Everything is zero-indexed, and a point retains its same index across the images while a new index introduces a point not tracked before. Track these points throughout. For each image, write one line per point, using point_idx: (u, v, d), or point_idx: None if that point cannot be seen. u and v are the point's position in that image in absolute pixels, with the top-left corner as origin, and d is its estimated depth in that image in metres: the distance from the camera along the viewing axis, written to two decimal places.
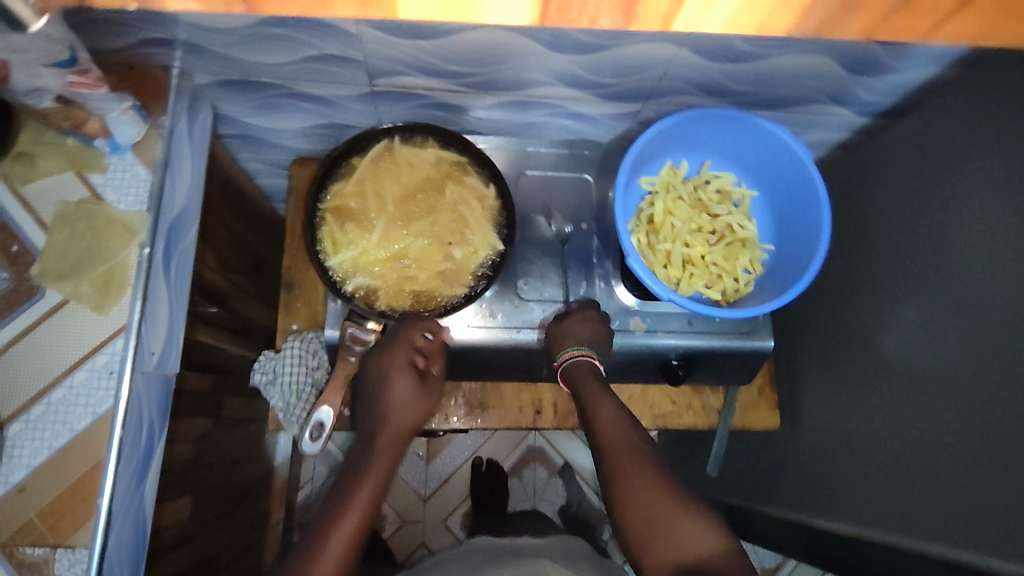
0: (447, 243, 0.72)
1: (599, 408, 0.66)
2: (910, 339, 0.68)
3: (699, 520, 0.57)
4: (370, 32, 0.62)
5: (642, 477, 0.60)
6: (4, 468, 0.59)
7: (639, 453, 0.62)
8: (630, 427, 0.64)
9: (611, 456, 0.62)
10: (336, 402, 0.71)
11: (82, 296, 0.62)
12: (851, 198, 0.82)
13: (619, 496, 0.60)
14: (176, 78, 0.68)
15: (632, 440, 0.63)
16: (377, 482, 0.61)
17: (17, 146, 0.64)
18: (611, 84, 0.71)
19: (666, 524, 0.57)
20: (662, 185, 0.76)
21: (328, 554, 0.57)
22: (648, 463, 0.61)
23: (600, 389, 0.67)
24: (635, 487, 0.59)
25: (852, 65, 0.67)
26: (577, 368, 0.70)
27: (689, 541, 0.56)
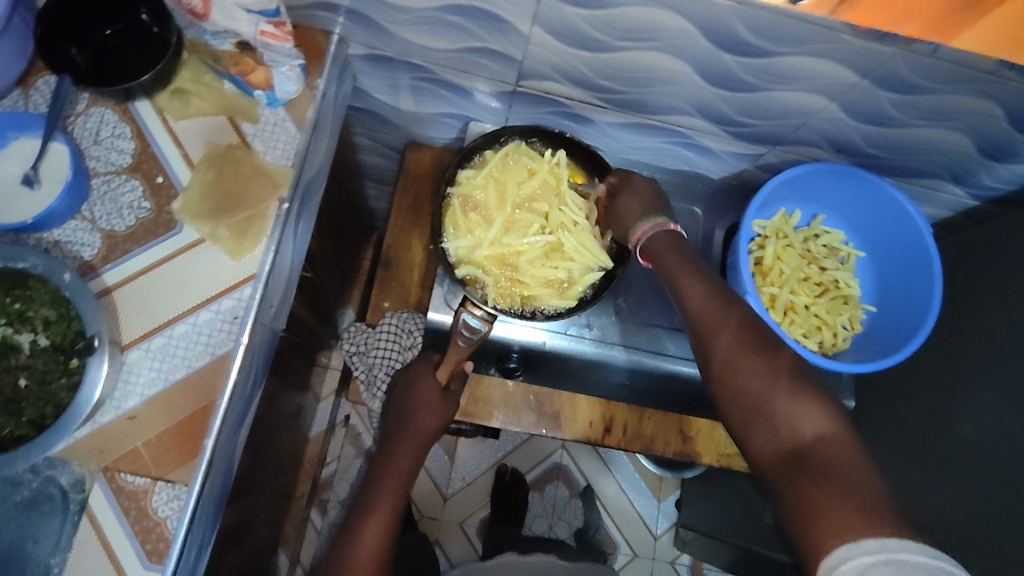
0: (566, 249, 0.73)
1: (691, 293, 0.61)
2: (1004, 419, 0.71)
3: (803, 399, 0.52)
4: (540, 35, 0.62)
5: (749, 358, 0.55)
6: (118, 393, 0.59)
7: (749, 334, 0.57)
8: (731, 309, 0.59)
9: (708, 346, 0.58)
10: (429, 424, 0.72)
11: (219, 239, 0.63)
12: (958, 276, 0.84)
13: (723, 381, 0.56)
14: (335, 45, 0.69)
15: (736, 321, 0.58)
16: (402, 475, 0.69)
17: (176, 81, 0.65)
18: (747, 125, 0.73)
19: (773, 409, 0.53)
20: (773, 230, 0.79)
21: (363, 544, 0.63)
22: (759, 348, 0.56)
23: (682, 268, 0.63)
24: (731, 358, 0.56)
25: (985, 148, 0.70)
26: (664, 250, 0.65)
27: (798, 421, 0.51)
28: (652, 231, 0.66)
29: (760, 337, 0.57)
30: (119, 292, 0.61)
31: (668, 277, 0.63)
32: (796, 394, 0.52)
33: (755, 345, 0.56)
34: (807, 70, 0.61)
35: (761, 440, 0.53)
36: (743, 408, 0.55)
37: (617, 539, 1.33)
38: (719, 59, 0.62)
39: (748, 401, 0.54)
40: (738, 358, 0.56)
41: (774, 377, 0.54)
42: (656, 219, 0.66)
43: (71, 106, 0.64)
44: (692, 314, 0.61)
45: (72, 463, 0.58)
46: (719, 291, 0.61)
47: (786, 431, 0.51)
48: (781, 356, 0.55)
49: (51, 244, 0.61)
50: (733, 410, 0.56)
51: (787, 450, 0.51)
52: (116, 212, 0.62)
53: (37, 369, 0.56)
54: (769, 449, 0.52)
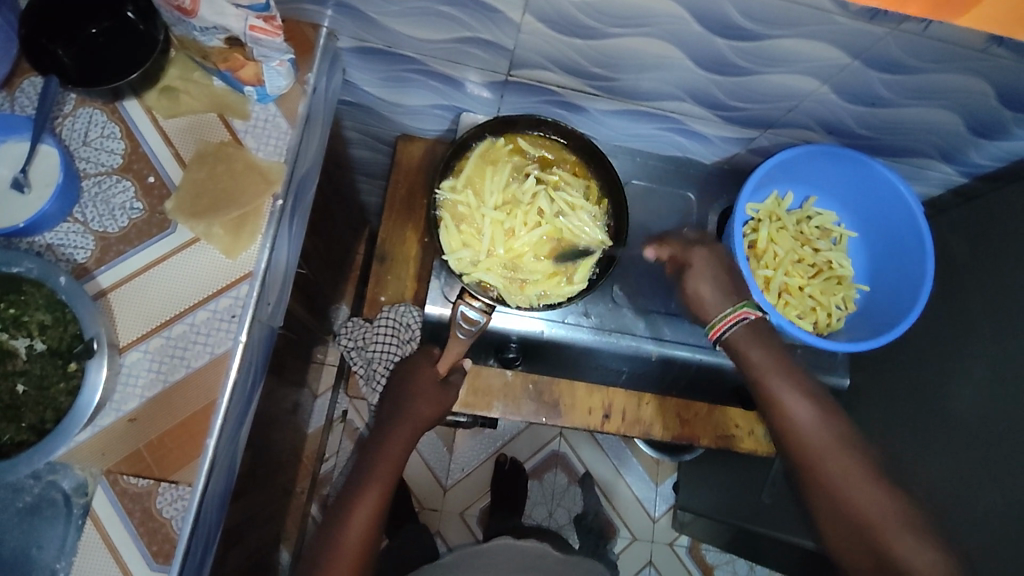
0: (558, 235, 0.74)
1: (796, 407, 0.65)
2: (996, 393, 0.72)
3: (912, 536, 0.58)
4: (532, 24, 0.62)
5: (864, 486, 0.61)
6: (117, 396, 0.59)
7: (843, 451, 0.63)
8: (837, 433, 0.64)
9: (814, 463, 0.63)
10: (424, 410, 0.72)
11: (213, 238, 0.62)
12: (948, 253, 0.85)
13: (829, 497, 0.62)
14: (324, 39, 0.68)
15: (843, 442, 0.63)
16: (394, 462, 0.69)
17: (164, 79, 0.64)
18: (739, 109, 0.73)
19: (880, 537, 0.59)
20: (767, 213, 0.79)
21: (352, 528, 0.64)
22: (861, 466, 0.62)
23: (782, 376, 0.66)
24: (836, 477, 0.62)
25: (975, 126, 0.70)
26: (750, 348, 0.67)
27: (907, 557, 0.57)
28: (730, 325, 0.67)
29: (856, 456, 0.63)
30: (115, 294, 0.60)
31: (755, 378, 0.67)
32: (903, 528, 0.59)
33: (866, 474, 0.62)
34: (799, 53, 0.61)
35: (861, 562, 0.60)
36: (850, 528, 0.60)
37: (617, 524, 1.34)
38: (711, 44, 0.62)
39: (851, 524, 0.60)
40: (851, 485, 0.61)
41: (877, 503, 0.60)
42: (740, 308, 0.67)
43: (58, 107, 0.63)
44: (792, 429, 0.65)
45: (74, 467, 0.58)
46: (827, 410, 0.65)
47: (890, 559, 0.58)
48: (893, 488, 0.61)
49: (43, 248, 0.60)
50: (839, 531, 0.61)
51: (885, 574, 0.58)
52: (109, 213, 0.62)
53: (35, 373, 0.56)
54: (868, 569, 0.59)
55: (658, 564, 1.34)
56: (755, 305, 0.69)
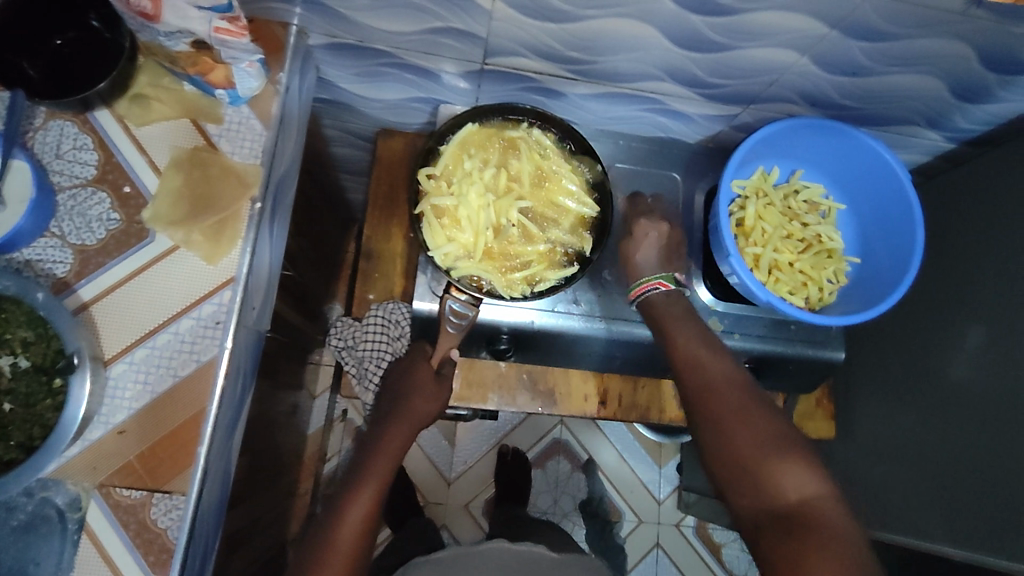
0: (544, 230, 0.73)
1: (691, 346, 0.66)
2: (994, 357, 0.72)
3: (793, 460, 0.58)
4: (503, 11, 0.61)
5: (743, 418, 0.61)
6: (105, 409, 0.59)
7: (729, 382, 0.64)
8: (726, 369, 0.65)
9: (702, 391, 0.64)
10: (428, 409, 0.72)
11: (193, 245, 0.62)
12: (939, 219, 0.84)
13: (721, 426, 0.62)
14: (294, 37, 0.67)
15: (732, 378, 0.64)
16: (391, 457, 0.68)
17: (134, 87, 0.63)
18: (720, 86, 0.72)
19: (761, 467, 0.58)
20: (752, 189, 0.78)
21: (346, 524, 0.62)
22: (758, 406, 0.62)
23: (683, 323, 0.68)
24: (726, 409, 0.62)
25: (959, 90, 0.69)
26: (663, 306, 0.70)
27: (786, 483, 0.57)
28: (649, 291, 0.71)
29: (747, 399, 0.62)
30: (97, 306, 0.60)
31: (662, 326, 0.69)
32: (786, 453, 0.59)
33: (747, 405, 0.62)
34: (775, 25, 0.60)
35: (748, 498, 0.59)
36: (734, 462, 0.60)
37: (622, 507, 1.34)
38: (687, 21, 0.61)
39: (738, 458, 0.60)
40: (730, 417, 0.61)
41: (764, 436, 0.60)
42: (658, 278, 0.71)
43: (28, 121, 0.62)
44: (691, 367, 0.65)
45: (67, 483, 0.57)
46: (719, 352, 0.66)
47: (773, 485, 0.58)
48: (766, 419, 0.61)
49: (23, 264, 0.59)
50: (725, 468, 0.61)
51: (770, 503, 0.58)
52: (86, 226, 0.61)
53: (21, 392, 0.55)
54: (754, 503, 0.59)
55: (666, 545, 1.34)
56: (675, 280, 0.72)
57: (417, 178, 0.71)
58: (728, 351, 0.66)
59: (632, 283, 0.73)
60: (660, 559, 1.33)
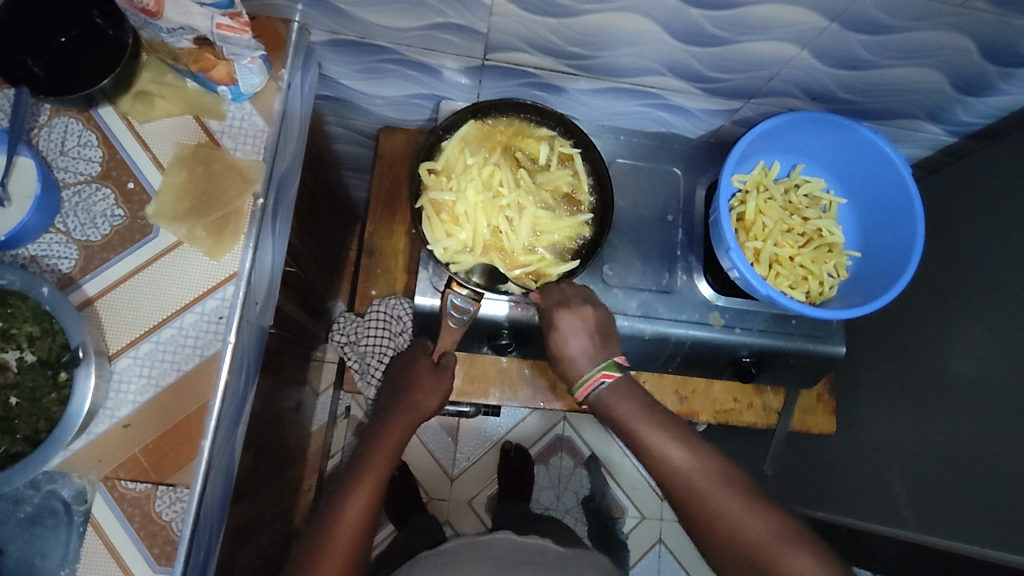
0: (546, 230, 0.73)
1: (668, 451, 0.64)
2: (995, 351, 0.72)
3: (796, 550, 0.57)
4: (503, 5, 0.61)
5: (746, 518, 0.59)
6: (110, 403, 0.59)
7: (716, 481, 0.62)
8: (711, 468, 0.63)
9: (692, 498, 0.62)
10: (431, 402, 0.72)
11: (196, 240, 0.62)
12: (941, 213, 0.84)
13: (717, 528, 0.60)
14: (295, 34, 0.68)
15: (720, 480, 0.62)
16: (391, 451, 0.68)
17: (137, 84, 0.63)
18: (720, 80, 0.73)
19: (774, 565, 0.56)
20: (753, 184, 0.79)
21: (347, 518, 0.63)
22: (749, 501, 0.61)
23: (643, 420, 0.66)
24: (721, 513, 0.60)
25: (960, 83, 0.69)
26: (617, 399, 0.67)
27: (798, 572, 0.55)
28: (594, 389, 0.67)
29: (739, 496, 0.61)
30: (101, 302, 0.60)
31: (627, 428, 0.66)
32: (790, 547, 0.57)
33: (746, 502, 0.60)
34: (774, 19, 0.60)
35: None
36: (746, 563, 0.58)
37: (625, 504, 1.35)
38: (686, 15, 0.61)
39: (747, 561, 0.58)
40: (731, 519, 0.59)
41: (765, 534, 0.58)
42: (600, 370, 0.67)
43: (33, 118, 0.62)
44: (670, 475, 0.64)
45: (72, 475, 0.58)
46: (695, 448, 0.64)
47: None
48: (767, 512, 0.60)
49: (28, 260, 0.60)
50: (735, 563, 0.59)
51: None
52: (90, 222, 0.61)
53: (27, 386, 0.56)
54: None
55: (669, 541, 1.34)
56: (616, 365, 0.68)
57: (418, 173, 0.71)
58: (705, 442, 0.65)
59: (571, 384, 0.68)
60: (663, 556, 1.34)
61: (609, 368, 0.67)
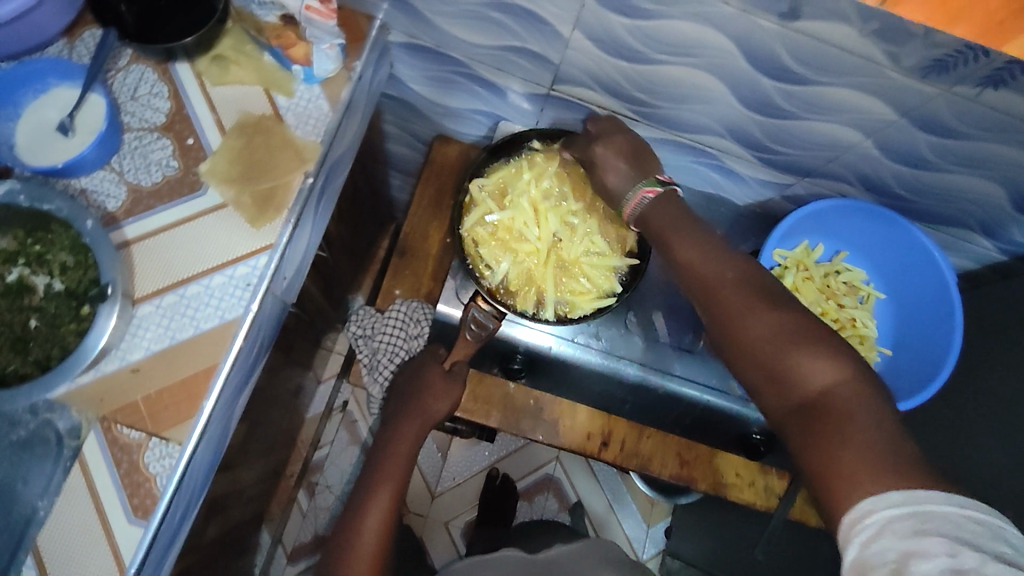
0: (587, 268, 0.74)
1: (688, 253, 0.60)
2: (1003, 478, 0.71)
3: (810, 349, 0.51)
4: (581, 41, 0.63)
5: (754, 315, 0.54)
6: (124, 345, 0.60)
7: (739, 273, 0.57)
8: (732, 271, 0.57)
9: (708, 288, 0.58)
10: (440, 407, 0.72)
11: (241, 206, 0.63)
12: (978, 329, 0.83)
13: (732, 326, 0.55)
14: (376, 30, 0.70)
15: (742, 281, 0.56)
16: (405, 458, 0.70)
17: (217, 48, 0.65)
18: (778, 152, 0.73)
19: (783, 363, 0.52)
20: (795, 262, 0.79)
21: (365, 530, 0.64)
22: (763, 294, 0.55)
23: (677, 226, 0.61)
24: (741, 306, 0.55)
25: (1019, 201, 0.69)
26: (655, 215, 0.63)
27: (807, 371, 0.50)
28: (638, 203, 0.65)
29: (755, 287, 0.56)
30: (137, 246, 0.61)
31: (662, 237, 0.62)
32: (806, 344, 0.51)
33: (761, 302, 0.55)
34: (844, 102, 0.61)
35: (773, 395, 0.53)
36: (759, 364, 0.54)
37: None
38: (757, 83, 0.62)
39: (758, 357, 0.53)
40: (747, 320, 0.54)
41: (777, 327, 0.53)
42: (642, 187, 0.64)
43: (113, 60, 0.65)
44: (691, 269, 0.60)
45: (71, 409, 0.58)
46: (725, 254, 0.59)
47: (794, 382, 0.51)
48: (785, 313, 0.53)
49: (78, 192, 0.62)
50: (751, 364, 0.54)
51: (795, 398, 0.51)
52: (144, 167, 0.63)
53: (49, 312, 0.57)
54: (781, 401, 0.52)
55: None
56: (660, 181, 0.64)
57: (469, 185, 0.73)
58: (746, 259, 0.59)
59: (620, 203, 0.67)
60: None
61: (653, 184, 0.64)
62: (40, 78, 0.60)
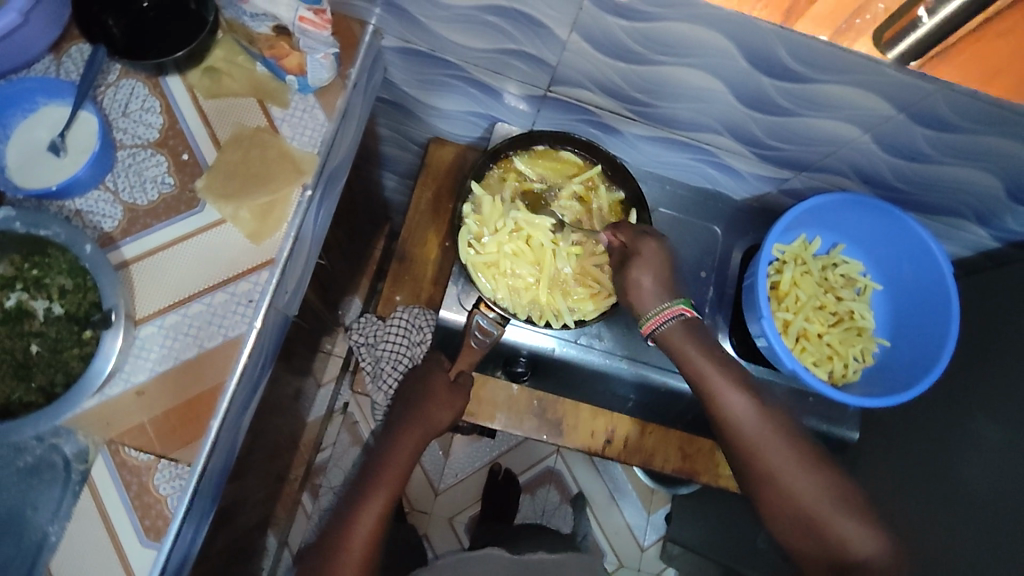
0: (585, 274, 0.75)
1: (728, 396, 0.62)
2: (996, 466, 0.73)
3: (852, 517, 0.57)
4: (577, 43, 0.62)
5: (800, 476, 0.59)
6: (128, 366, 0.59)
7: (776, 426, 0.61)
8: (770, 422, 0.61)
9: (748, 438, 0.61)
10: (443, 416, 0.73)
11: (239, 221, 0.62)
12: (973, 317, 0.84)
13: (775, 486, 0.60)
14: (369, 36, 0.68)
15: (785, 437, 0.60)
16: (402, 465, 0.69)
17: (208, 60, 0.64)
18: (776, 148, 0.73)
19: (824, 525, 0.57)
20: (792, 256, 0.80)
21: (355, 533, 0.63)
22: (804, 452, 0.60)
23: (718, 372, 0.62)
24: (786, 467, 0.59)
25: (1014, 191, 0.69)
26: (683, 341, 0.64)
27: (850, 539, 0.56)
28: (666, 321, 0.64)
29: (795, 444, 0.60)
30: (136, 266, 0.61)
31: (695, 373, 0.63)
32: (844, 511, 0.57)
33: (804, 467, 0.59)
34: (842, 98, 0.61)
35: (810, 553, 0.58)
36: (795, 519, 0.58)
37: (604, 548, 1.33)
38: (756, 82, 0.62)
39: (798, 517, 0.58)
40: (791, 479, 0.59)
41: (819, 489, 0.58)
42: (679, 306, 0.64)
43: (102, 76, 0.64)
44: (730, 418, 0.62)
45: (78, 433, 0.58)
46: (761, 399, 0.62)
47: (836, 545, 0.57)
48: (828, 475, 0.59)
49: (73, 213, 0.61)
50: (784, 519, 0.59)
51: (835, 562, 0.56)
52: (139, 185, 0.62)
53: (50, 336, 0.56)
54: (819, 562, 0.57)
55: None
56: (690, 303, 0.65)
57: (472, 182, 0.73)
58: (779, 408, 0.62)
59: (638, 316, 0.66)
60: None
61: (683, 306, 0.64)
62: (29, 98, 0.59)
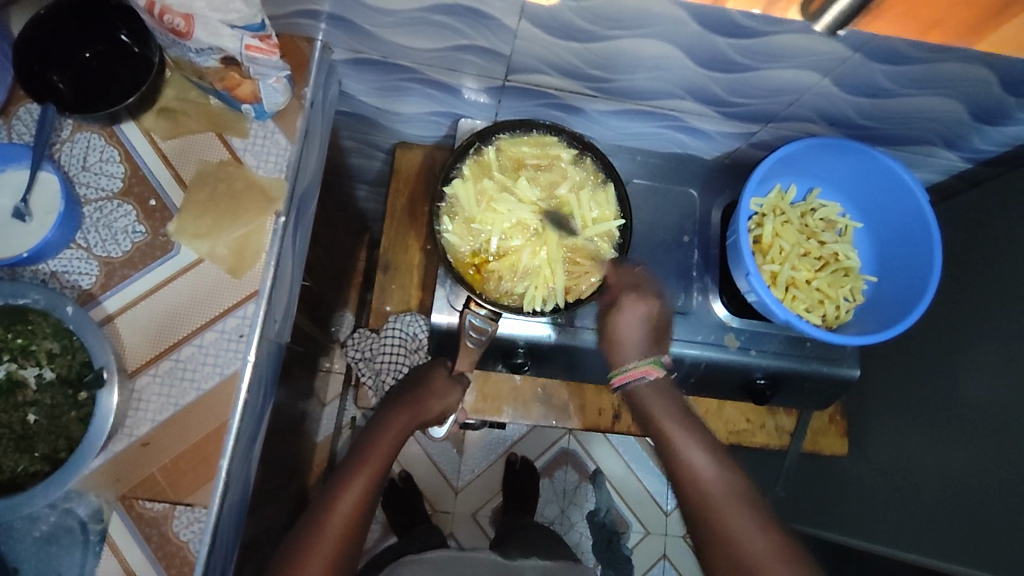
0: (581, 250, 0.73)
1: (693, 456, 0.66)
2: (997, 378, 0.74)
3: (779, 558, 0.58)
4: (528, 30, 0.62)
5: (740, 518, 0.61)
6: (130, 421, 0.59)
7: (727, 485, 0.63)
8: (737, 492, 0.63)
9: (699, 484, 0.64)
10: (433, 405, 0.72)
11: (218, 258, 0.62)
12: (955, 239, 0.85)
13: (714, 527, 0.61)
14: (318, 51, 0.68)
15: (734, 488, 0.63)
16: (386, 449, 0.68)
17: (160, 101, 0.64)
18: (740, 104, 0.73)
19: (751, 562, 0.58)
20: (770, 208, 0.80)
21: (336, 511, 0.62)
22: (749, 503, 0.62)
23: (684, 426, 0.68)
24: (727, 507, 0.61)
25: (977, 111, 0.70)
26: (655, 398, 0.71)
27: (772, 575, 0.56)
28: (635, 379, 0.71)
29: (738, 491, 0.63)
30: (121, 319, 0.60)
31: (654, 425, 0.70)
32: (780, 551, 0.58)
33: (751, 510, 0.61)
34: (797, 47, 0.61)
35: None
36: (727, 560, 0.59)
37: (630, 518, 1.35)
38: (710, 43, 0.62)
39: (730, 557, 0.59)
40: (728, 519, 0.61)
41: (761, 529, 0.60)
42: (645, 365, 0.71)
43: (55, 133, 0.62)
44: (687, 469, 0.65)
45: (89, 495, 0.58)
46: (726, 466, 0.65)
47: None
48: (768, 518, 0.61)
49: (48, 276, 0.60)
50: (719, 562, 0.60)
51: None
52: (111, 238, 0.61)
53: (46, 403, 0.56)
54: None
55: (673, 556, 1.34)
56: (662, 363, 0.72)
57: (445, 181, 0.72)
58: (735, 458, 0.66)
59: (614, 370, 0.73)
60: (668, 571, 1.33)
61: (650, 365, 0.71)
62: None
